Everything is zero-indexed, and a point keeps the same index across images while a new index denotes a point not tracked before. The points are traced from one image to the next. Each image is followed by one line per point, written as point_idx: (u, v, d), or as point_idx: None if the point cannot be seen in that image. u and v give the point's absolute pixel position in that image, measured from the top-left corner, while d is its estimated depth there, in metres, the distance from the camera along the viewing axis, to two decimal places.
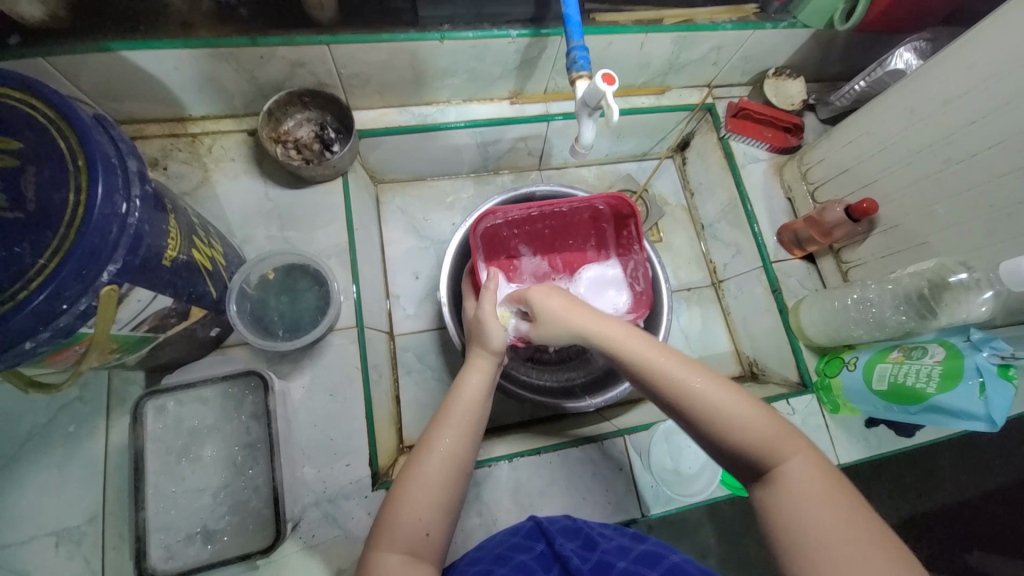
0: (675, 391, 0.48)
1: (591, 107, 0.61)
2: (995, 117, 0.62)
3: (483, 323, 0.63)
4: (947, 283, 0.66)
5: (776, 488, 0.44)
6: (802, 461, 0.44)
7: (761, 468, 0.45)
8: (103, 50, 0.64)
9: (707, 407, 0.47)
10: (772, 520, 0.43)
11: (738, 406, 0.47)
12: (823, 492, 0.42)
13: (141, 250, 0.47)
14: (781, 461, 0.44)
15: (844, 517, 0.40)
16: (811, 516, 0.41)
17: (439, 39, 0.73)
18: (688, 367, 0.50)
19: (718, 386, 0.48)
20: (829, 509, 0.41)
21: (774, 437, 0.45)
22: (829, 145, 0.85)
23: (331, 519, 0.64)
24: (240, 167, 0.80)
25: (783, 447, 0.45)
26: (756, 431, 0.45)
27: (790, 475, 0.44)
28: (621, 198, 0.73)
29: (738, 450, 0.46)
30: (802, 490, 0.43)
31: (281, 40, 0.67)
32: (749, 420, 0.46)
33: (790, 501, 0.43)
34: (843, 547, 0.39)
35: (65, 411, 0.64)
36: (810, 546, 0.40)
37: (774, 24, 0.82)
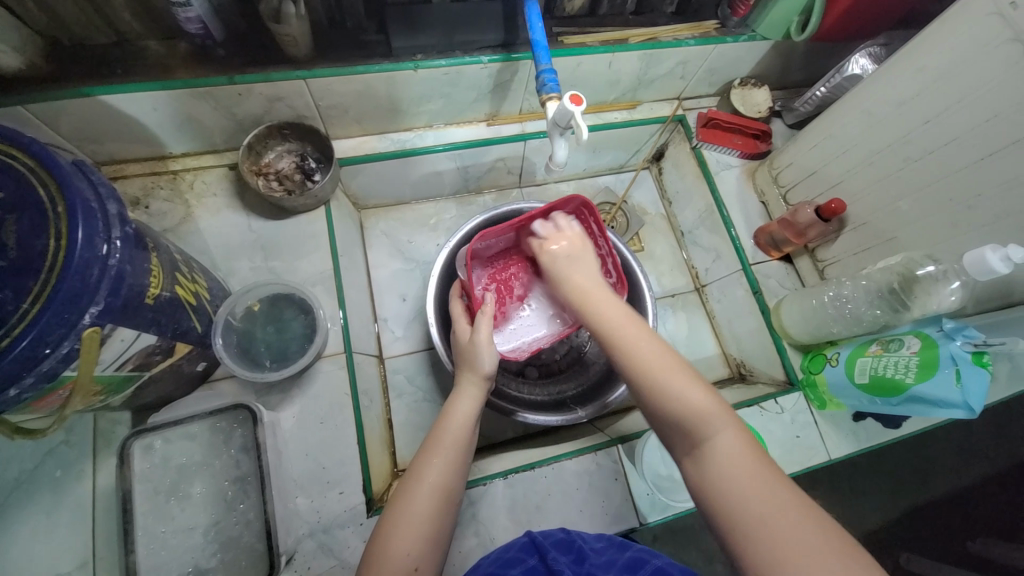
0: (626, 355, 0.52)
1: (561, 126, 0.63)
2: (946, 116, 0.65)
3: (477, 348, 0.64)
4: (916, 276, 0.69)
5: (708, 458, 0.46)
6: (733, 434, 0.46)
7: (694, 438, 0.47)
8: (81, 95, 0.65)
9: (655, 375, 0.49)
10: (702, 486, 0.45)
11: (682, 379, 0.49)
12: (753, 467, 0.44)
13: (123, 290, 0.47)
14: (713, 434, 0.46)
15: (777, 495, 0.42)
16: (742, 490, 0.43)
17: (413, 68, 0.75)
18: (645, 336, 0.53)
19: (670, 359, 0.50)
20: (762, 487, 0.42)
21: (712, 410, 0.47)
22: (796, 150, 0.89)
23: (326, 549, 0.63)
24: (222, 201, 0.81)
25: (717, 421, 0.46)
26: (694, 404, 0.47)
27: (720, 448, 0.45)
28: (567, 199, 0.67)
29: (676, 417, 0.48)
30: (731, 461, 0.44)
31: (258, 77, 0.69)
32: (689, 393, 0.48)
33: (721, 471, 0.44)
34: (772, 522, 0.40)
35: (51, 456, 0.63)
36: (742, 521, 0.42)
37: (734, 38, 0.85)
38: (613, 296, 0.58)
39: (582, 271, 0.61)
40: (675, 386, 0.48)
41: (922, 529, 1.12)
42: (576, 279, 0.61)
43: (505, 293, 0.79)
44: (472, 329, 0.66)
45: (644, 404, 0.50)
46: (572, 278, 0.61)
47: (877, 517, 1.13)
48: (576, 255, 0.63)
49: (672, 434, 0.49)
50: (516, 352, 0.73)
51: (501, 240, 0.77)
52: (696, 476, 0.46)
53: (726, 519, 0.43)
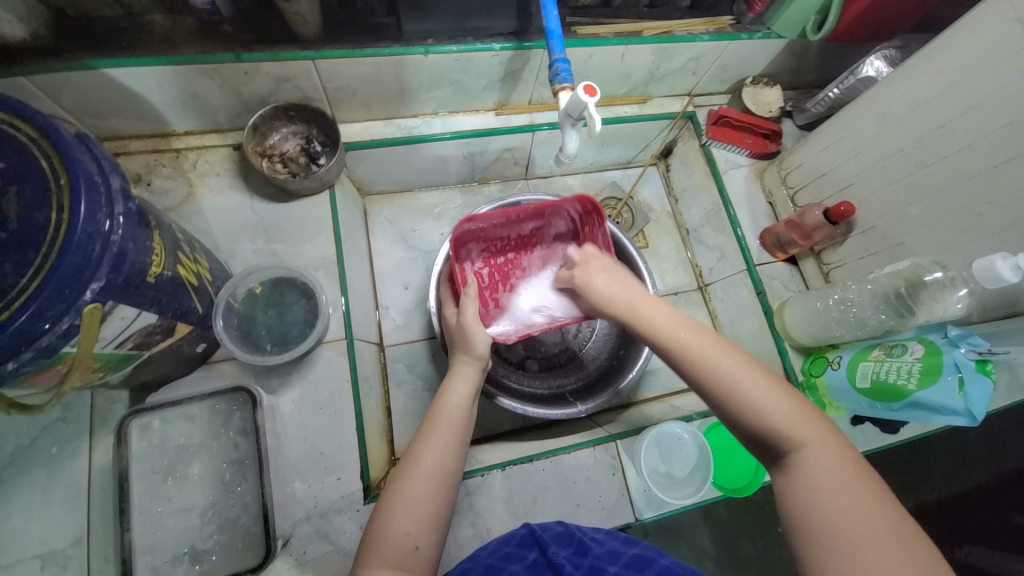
0: (697, 364, 0.50)
1: (573, 117, 0.62)
2: (961, 122, 0.64)
3: (467, 330, 0.65)
4: (923, 282, 0.69)
5: (794, 470, 0.44)
6: (824, 446, 0.44)
7: (781, 447, 0.45)
8: (85, 68, 0.64)
9: (733, 383, 0.48)
10: (789, 499, 0.43)
11: (763, 388, 0.47)
12: (845, 482, 0.42)
13: (124, 267, 0.47)
14: (801, 444, 0.44)
15: (869, 511, 0.39)
16: (829, 504, 0.41)
17: (423, 52, 0.74)
18: (714, 345, 0.51)
19: (748, 368, 0.49)
20: (854, 500, 0.40)
21: (799, 419, 0.45)
22: (806, 151, 0.88)
23: (323, 534, 0.63)
24: (226, 181, 0.80)
25: (808, 433, 0.45)
26: (780, 414, 0.46)
27: (810, 462, 0.43)
28: (582, 198, 0.72)
29: (761, 425, 0.46)
30: (820, 475, 0.42)
31: (265, 56, 0.68)
32: (772, 403, 0.46)
33: (809, 484, 0.42)
34: (858, 542, 0.38)
35: (48, 432, 0.63)
36: (829, 534, 0.40)
37: (749, 35, 0.84)
38: (670, 308, 0.57)
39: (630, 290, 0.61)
40: (756, 396, 0.47)
41: None
42: (623, 300, 0.60)
43: (498, 283, 0.82)
44: (459, 310, 0.68)
45: (725, 414, 0.49)
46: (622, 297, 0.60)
47: None
48: (614, 278, 0.63)
49: (756, 445, 0.47)
50: (502, 335, 0.73)
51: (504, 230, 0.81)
52: (781, 489, 0.44)
53: (805, 531, 0.41)
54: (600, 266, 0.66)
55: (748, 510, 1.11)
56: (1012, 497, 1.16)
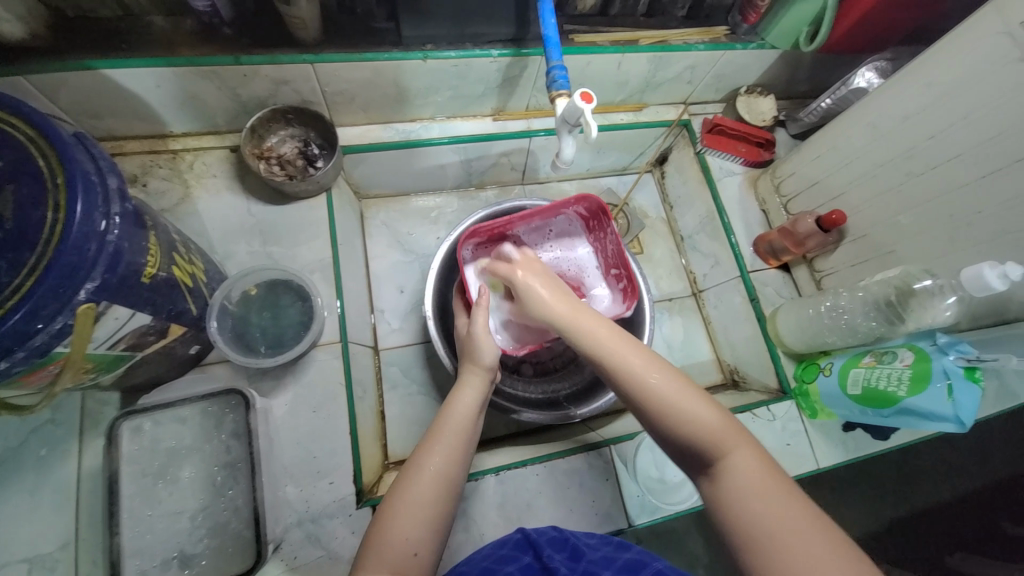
0: (625, 378, 0.50)
1: (570, 124, 0.63)
2: (949, 133, 0.66)
3: (475, 341, 0.65)
4: (913, 290, 0.69)
5: (721, 478, 0.44)
6: (749, 454, 0.45)
7: (707, 456, 0.46)
8: (83, 68, 0.63)
9: (658, 396, 0.48)
10: (716, 503, 0.44)
11: (686, 399, 0.47)
12: (771, 487, 0.42)
13: (119, 268, 0.46)
14: (725, 453, 0.45)
15: (796, 512, 0.40)
16: (759, 509, 0.41)
17: (422, 58, 0.74)
18: (643, 358, 0.50)
19: (676, 381, 0.49)
20: (777, 503, 0.41)
21: (721, 429, 0.46)
22: (799, 160, 0.89)
23: (314, 539, 0.63)
24: (222, 182, 0.79)
25: (730, 441, 0.45)
26: (705, 426, 0.46)
27: (735, 470, 0.44)
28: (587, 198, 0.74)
29: (684, 436, 0.47)
30: (747, 483, 0.43)
31: (264, 58, 0.68)
32: (695, 413, 0.47)
33: (738, 493, 0.43)
34: (791, 542, 0.39)
35: (36, 434, 0.62)
36: (760, 538, 0.40)
37: (743, 45, 0.86)
38: (601, 318, 0.55)
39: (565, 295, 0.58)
40: (680, 409, 0.47)
41: (901, 541, 1.14)
42: (557, 304, 0.57)
43: None
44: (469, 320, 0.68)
45: (651, 425, 0.49)
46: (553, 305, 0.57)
47: (859, 529, 1.14)
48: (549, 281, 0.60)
49: (684, 456, 0.47)
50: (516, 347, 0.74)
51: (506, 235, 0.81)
52: (711, 497, 0.45)
53: (740, 534, 0.42)
54: (536, 271, 0.61)
55: None
56: (998, 505, 1.17)
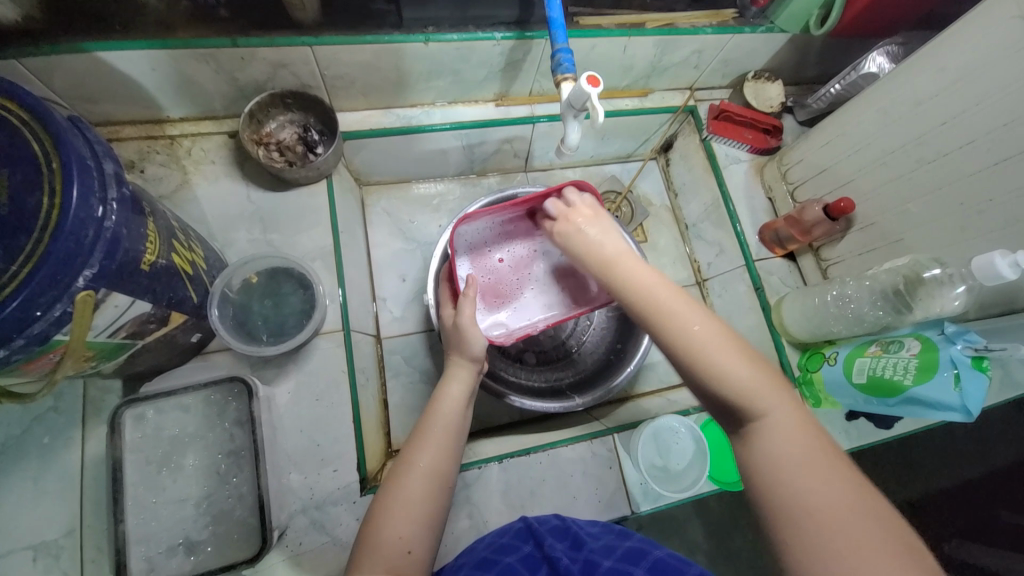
0: (671, 330, 0.47)
1: (576, 108, 0.61)
2: (963, 119, 0.64)
3: (463, 331, 0.64)
4: (921, 278, 0.69)
5: (757, 439, 0.43)
6: (791, 417, 0.43)
7: (747, 415, 0.44)
8: (77, 51, 0.62)
9: (706, 349, 0.45)
10: (749, 465, 0.44)
11: (733, 357, 0.45)
12: (810, 457, 0.41)
13: (118, 254, 0.46)
14: (767, 413, 0.43)
15: (837, 488, 0.39)
16: (795, 480, 0.40)
17: (423, 41, 0.73)
18: (692, 309, 0.48)
19: (721, 334, 0.46)
20: (816, 476, 0.40)
21: (766, 389, 0.44)
22: (806, 146, 0.88)
23: (319, 525, 0.63)
24: (221, 169, 0.78)
25: (773, 402, 0.44)
26: (750, 384, 0.44)
27: (772, 433, 0.43)
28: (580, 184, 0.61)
29: (728, 394, 0.44)
30: (784, 449, 0.42)
31: (262, 41, 0.67)
32: (741, 370, 0.44)
33: (774, 459, 0.42)
34: (827, 520, 0.38)
35: (39, 421, 0.62)
36: (796, 511, 0.39)
37: (752, 29, 0.84)
38: (647, 267, 0.52)
39: (608, 242, 0.54)
40: (726, 365, 0.44)
41: None
42: (603, 250, 0.53)
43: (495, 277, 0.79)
44: (456, 312, 0.67)
45: (691, 379, 0.46)
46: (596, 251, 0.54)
47: None
48: (596, 225, 0.56)
49: (721, 412, 0.46)
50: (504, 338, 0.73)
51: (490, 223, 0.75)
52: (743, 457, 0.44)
53: (773, 504, 0.41)
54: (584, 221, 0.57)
55: (740, 504, 1.12)
56: (997, 492, 1.18)
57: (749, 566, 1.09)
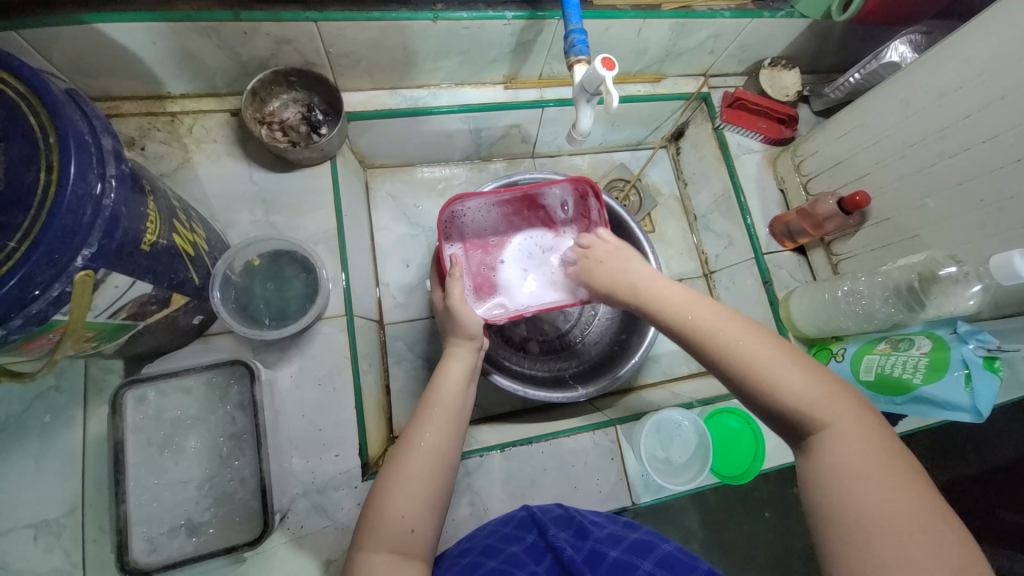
0: (717, 347, 0.49)
1: (589, 92, 0.59)
2: (987, 113, 0.62)
3: (454, 313, 0.64)
4: (937, 276, 0.67)
5: (817, 452, 0.43)
6: (851, 429, 0.43)
7: (804, 427, 0.45)
8: (75, 22, 0.60)
9: (753, 364, 0.47)
10: (807, 477, 0.44)
11: (787, 369, 0.46)
12: (870, 468, 0.41)
13: (117, 234, 0.45)
14: (825, 425, 0.44)
15: (900, 502, 0.38)
16: (849, 489, 0.40)
17: (432, 18, 0.70)
18: (739, 325, 0.50)
19: (769, 346, 0.48)
20: (875, 487, 0.39)
21: (823, 401, 0.44)
22: (823, 137, 0.85)
23: (320, 510, 0.63)
24: (223, 148, 0.77)
25: (833, 412, 0.44)
26: (804, 395, 0.45)
27: (836, 446, 0.42)
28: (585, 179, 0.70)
29: (781, 405, 0.45)
30: (845, 460, 0.42)
31: (266, 15, 0.65)
32: (796, 383, 0.45)
33: (834, 470, 0.42)
34: (883, 534, 0.37)
35: (40, 400, 0.62)
36: (848, 519, 0.39)
37: (771, 13, 0.81)
38: (682, 288, 0.56)
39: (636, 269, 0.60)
40: (780, 377, 0.46)
41: None
42: (629, 277, 0.60)
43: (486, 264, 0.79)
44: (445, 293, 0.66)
45: (742, 393, 0.48)
46: (628, 276, 0.60)
47: None
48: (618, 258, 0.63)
49: (781, 426, 0.47)
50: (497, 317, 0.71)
51: (490, 212, 0.78)
52: (803, 470, 0.44)
53: (825, 512, 0.41)
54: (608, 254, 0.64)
55: (737, 496, 1.13)
56: (995, 491, 1.18)
57: (744, 557, 1.10)
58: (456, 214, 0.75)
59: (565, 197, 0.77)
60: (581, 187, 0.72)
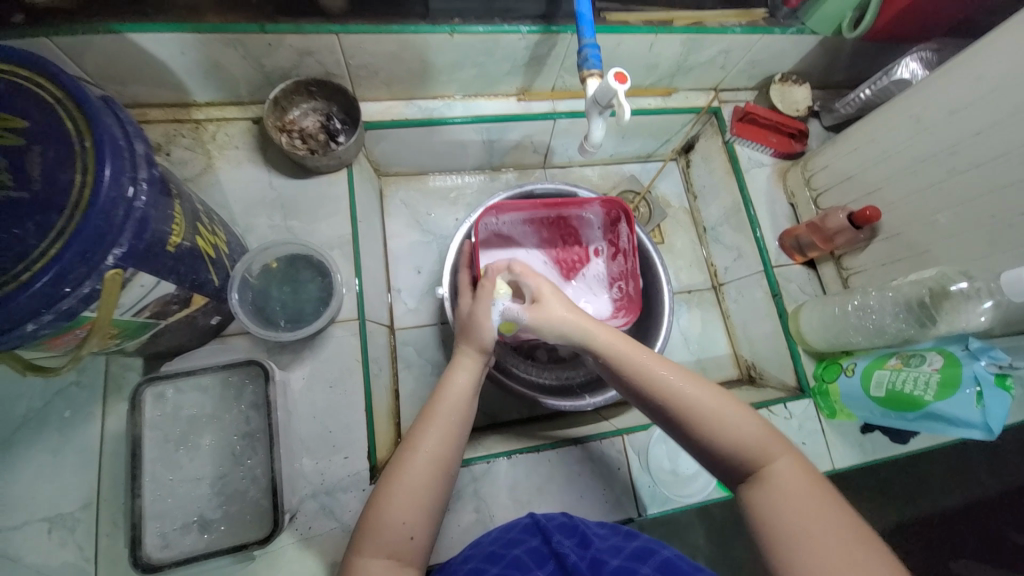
0: (666, 391, 0.51)
1: (601, 105, 0.61)
2: (999, 130, 0.63)
3: (476, 322, 0.63)
4: (948, 291, 0.67)
5: (763, 485, 0.46)
6: (789, 462, 0.47)
7: (748, 465, 0.47)
8: (108, 32, 0.63)
9: (698, 409, 0.49)
10: (755, 509, 0.45)
11: (733, 410, 0.49)
12: (809, 492, 0.44)
13: (146, 235, 0.46)
14: (768, 461, 0.47)
15: (835, 518, 0.42)
16: (793, 513, 0.43)
17: (449, 32, 0.72)
18: (681, 372, 0.52)
19: (711, 391, 0.51)
20: (815, 508, 0.43)
21: (763, 439, 0.48)
22: (833, 152, 0.86)
23: (329, 511, 0.64)
24: (244, 155, 0.79)
25: (773, 447, 0.47)
26: (748, 435, 0.48)
27: (780, 473, 0.46)
28: (616, 201, 0.77)
29: (728, 445, 0.48)
30: (790, 486, 0.45)
31: (290, 28, 0.67)
32: (743, 423, 0.48)
33: (780, 496, 0.44)
34: (824, 542, 0.40)
35: (61, 396, 0.63)
36: (795, 537, 0.41)
37: (782, 29, 0.82)
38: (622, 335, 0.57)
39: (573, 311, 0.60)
40: (726, 419, 0.49)
41: (906, 544, 1.12)
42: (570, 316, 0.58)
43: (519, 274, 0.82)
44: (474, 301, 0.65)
45: (691, 436, 0.50)
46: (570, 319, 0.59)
47: None
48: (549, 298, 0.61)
49: (725, 465, 0.49)
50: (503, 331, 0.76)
51: (526, 229, 0.84)
52: (748, 501, 0.46)
53: (774, 537, 0.43)
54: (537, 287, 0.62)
55: None
56: (1011, 513, 1.15)
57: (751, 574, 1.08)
58: (488, 227, 0.80)
59: (596, 222, 0.84)
60: (614, 210, 0.79)
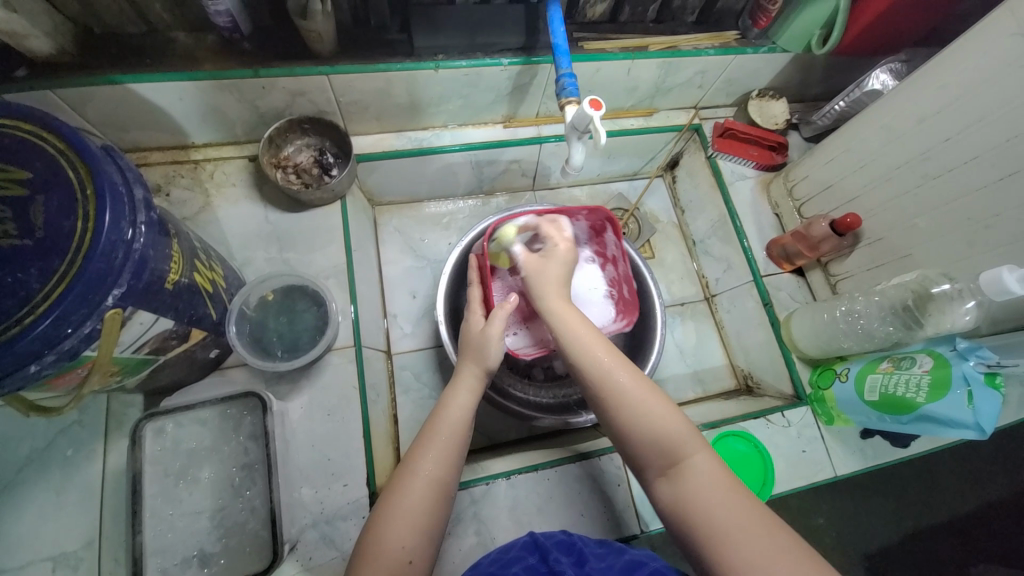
0: (599, 380, 0.52)
1: (580, 130, 0.63)
2: (968, 134, 0.64)
3: (488, 340, 0.62)
4: (931, 293, 0.68)
5: (684, 479, 0.47)
6: (708, 456, 0.48)
7: (672, 459, 0.48)
8: (108, 82, 0.66)
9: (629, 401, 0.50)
10: (676, 501, 0.47)
11: (657, 403, 0.50)
12: (726, 486, 0.46)
13: (145, 275, 0.48)
14: (690, 454, 0.48)
15: (749, 514, 0.43)
16: (711, 508, 0.44)
17: (434, 67, 0.76)
18: (618, 364, 0.53)
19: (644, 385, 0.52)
20: (730, 503, 0.44)
21: (686, 434, 0.49)
22: (812, 163, 0.89)
23: (328, 540, 0.64)
24: (241, 192, 0.82)
25: (695, 442, 0.48)
26: (671, 428, 0.49)
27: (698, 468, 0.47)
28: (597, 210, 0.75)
29: (654, 437, 0.49)
30: (710, 480, 0.46)
31: (282, 71, 0.71)
32: (670, 416, 0.49)
33: (698, 490, 0.46)
34: (737, 537, 0.42)
35: (63, 435, 0.64)
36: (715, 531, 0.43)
37: (754, 49, 0.85)
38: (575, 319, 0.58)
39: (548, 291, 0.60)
40: (650, 411, 0.50)
41: (924, 551, 1.10)
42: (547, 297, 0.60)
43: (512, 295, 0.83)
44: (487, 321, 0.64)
45: (620, 426, 0.51)
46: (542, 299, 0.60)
47: (881, 539, 1.10)
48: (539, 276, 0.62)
49: (647, 458, 0.49)
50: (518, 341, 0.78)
51: None
52: (670, 494, 0.47)
53: (700, 530, 0.44)
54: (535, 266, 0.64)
55: None
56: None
57: None
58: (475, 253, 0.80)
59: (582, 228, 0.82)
60: (597, 218, 0.77)
